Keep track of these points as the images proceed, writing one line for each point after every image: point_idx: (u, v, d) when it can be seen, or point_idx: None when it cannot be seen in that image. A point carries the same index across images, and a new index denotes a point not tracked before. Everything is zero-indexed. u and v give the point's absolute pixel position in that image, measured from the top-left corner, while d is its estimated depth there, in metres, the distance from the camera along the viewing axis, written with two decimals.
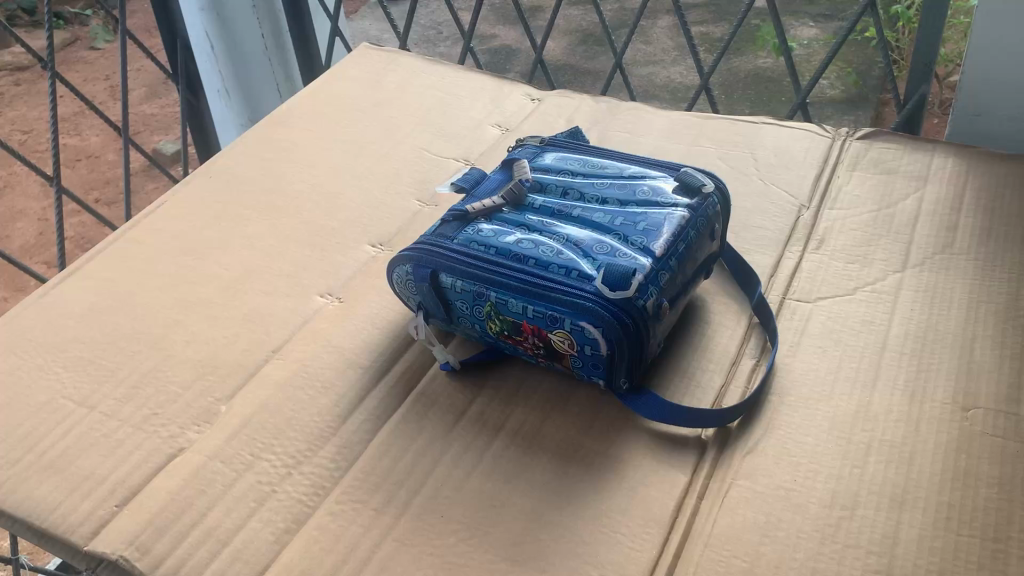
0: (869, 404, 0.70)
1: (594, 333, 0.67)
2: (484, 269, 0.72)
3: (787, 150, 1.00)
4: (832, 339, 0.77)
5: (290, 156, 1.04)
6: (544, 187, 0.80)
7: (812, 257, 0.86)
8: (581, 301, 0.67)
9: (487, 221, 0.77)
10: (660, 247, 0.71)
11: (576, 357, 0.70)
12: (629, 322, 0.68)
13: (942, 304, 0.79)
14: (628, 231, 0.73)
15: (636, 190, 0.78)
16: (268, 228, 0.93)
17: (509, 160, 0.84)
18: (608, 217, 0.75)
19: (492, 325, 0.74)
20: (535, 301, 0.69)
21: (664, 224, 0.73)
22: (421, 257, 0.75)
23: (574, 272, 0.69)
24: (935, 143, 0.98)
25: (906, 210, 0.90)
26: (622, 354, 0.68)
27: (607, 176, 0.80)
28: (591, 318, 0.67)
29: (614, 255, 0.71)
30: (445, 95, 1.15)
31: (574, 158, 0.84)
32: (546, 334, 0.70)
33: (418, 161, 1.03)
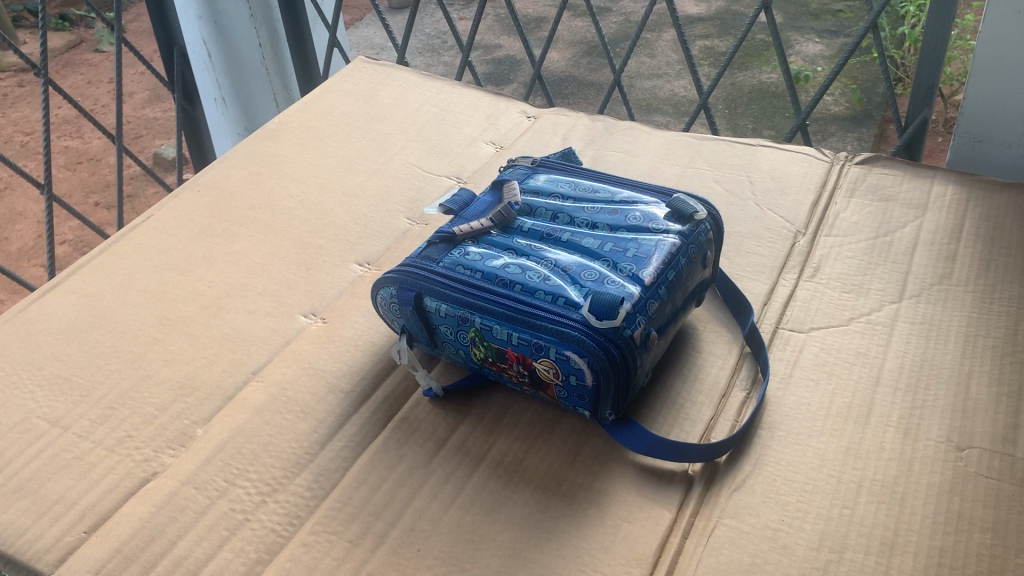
0: (861, 441, 0.68)
1: (579, 363, 0.66)
2: (469, 294, 0.70)
3: (785, 173, 0.98)
4: (825, 372, 0.75)
5: (279, 171, 1.02)
6: (533, 209, 0.79)
7: (807, 285, 0.84)
8: (567, 331, 0.66)
9: (474, 245, 0.75)
10: (650, 276, 0.69)
11: (561, 387, 0.69)
12: (616, 354, 0.66)
13: (939, 338, 0.77)
14: (617, 258, 0.72)
15: (627, 214, 0.76)
16: (254, 245, 0.91)
17: (500, 180, 0.82)
18: (597, 242, 0.73)
19: (477, 351, 0.72)
20: (520, 328, 0.68)
21: (654, 251, 0.72)
22: (405, 280, 0.73)
23: (560, 299, 0.68)
24: (935, 170, 0.96)
25: (904, 238, 0.88)
26: (609, 386, 0.66)
27: (598, 200, 0.79)
28: (577, 347, 0.66)
29: (602, 282, 0.69)
30: (439, 111, 1.14)
31: (565, 178, 0.82)
32: (531, 363, 0.69)
33: (409, 178, 1.01)
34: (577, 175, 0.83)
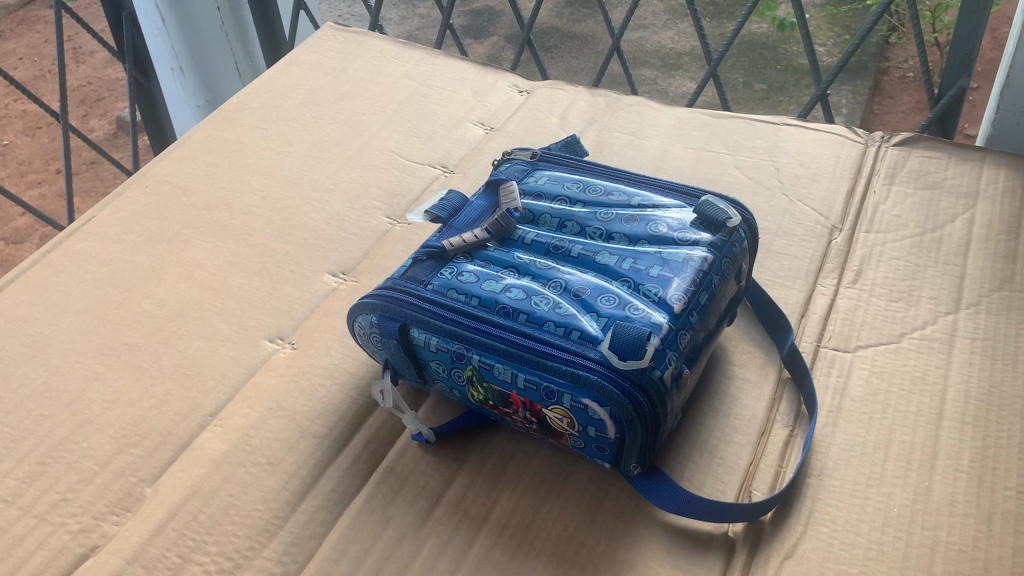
0: (928, 493, 0.58)
1: (599, 412, 0.55)
2: (464, 326, 0.59)
3: (814, 157, 0.87)
4: (878, 403, 0.65)
5: (239, 162, 0.89)
6: (536, 215, 0.67)
7: (848, 292, 0.74)
8: (584, 374, 0.55)
9: (468, 262, 0.63)
10: (679, 301, 0.58)
11: (577, 437, 0.58)
12: (643, 401, 0.55)
13: (1006, 358, 0.67)
14: (639, 277, 0.60)
15: (646, 221, 0.64)
16: (210, 253, 0.79)
17: (495, 179, 0.70)
18: (614, 257, 0.62)
19: (474, 392, 0.61)
20: (527, 369, 0.57)
21: (683, 269, 0.60)
22: (387, 307, 0.62)
23: (575, 334, 0.56)
24: (984, 151, 0.85)
25: (955, 234, 0.78)
26: (635, 439, 0.56)
27: (612, 203, 0.67)
28: (596, 394, 0.55)
29: (623, 309, 0.58)
30: (420, 86, 1.01)
31: (571, 175, 0.70)
32: (541, 409, 0.58)
33: (388, 168, 0.89)
34: (585, 171, 0.71)
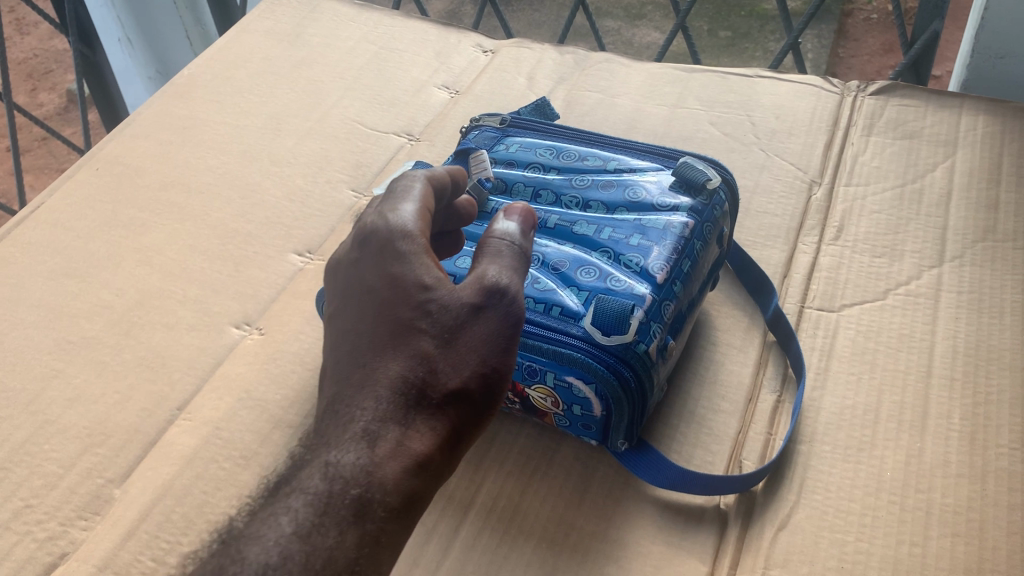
0: (921, 453, 0.57)
1: (584, 390, 0.53)
2: None
3: (789, 109, 0.85)
4: (865, 362, 0.63)
5: (194, 138, 0.85)
6: (509, 185, 0.64)
7: (830, 249, 0.72)
8: (567, 352, 0.53)
9: None
10: (662, 270, 0.56)
11: (562, 416, 0.56)
12: (629, 376, 0.53)
13: (992, 311, 0.66)
14: (619, 247, 0.58)
15: (624, 187, 0.62)
16: (169, 238, 0.76)
17: (463, 148, 0.67)
18: (592, 226, 0.60)
19: None
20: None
21: (664, 237, 0.58)
22: None
23: (555, 310, 0.54)
24: (961, 97, 0.83)
25: (935, 184, 0.76)
26: (622, 417, 0.54)
27: (587, 168, 0.64)
28: (580, 371, 0.53)
29: (604, 281, 0.56)
30: (380, 49, 0.97)
31: (543, 141, 0.67)
32: (523, 389, 0.56)
33: (351, 138, 0.86)
34: (558, 135, 0.68)
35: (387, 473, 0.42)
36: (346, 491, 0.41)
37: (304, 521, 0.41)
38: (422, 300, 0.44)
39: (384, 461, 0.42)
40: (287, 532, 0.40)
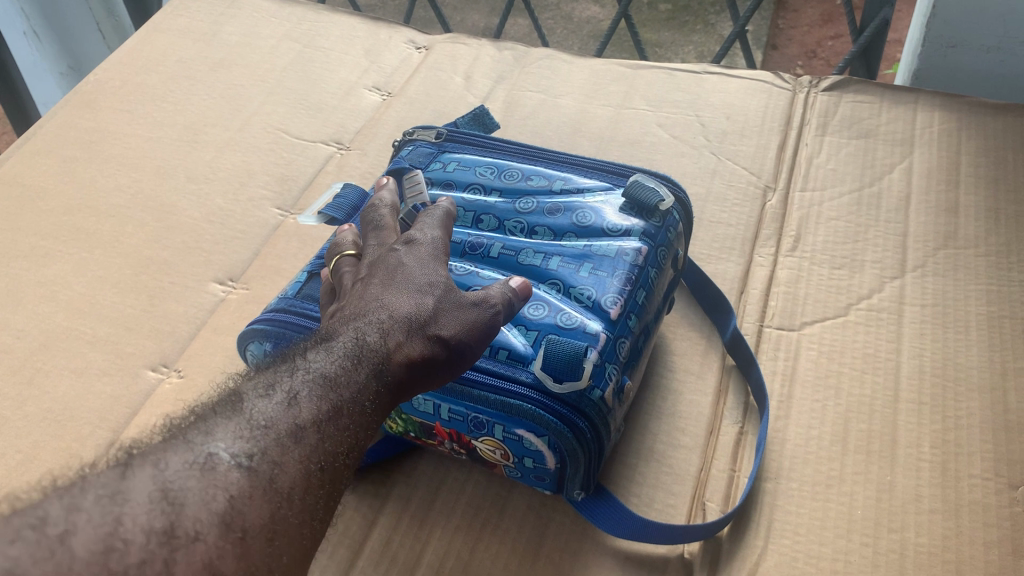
0: (892, 488, 0.54)
1: (535, 443, 0.48)
2: None
3: (740, 109, 0.81)
4: (830, 386, 0.60)
5: (102, 154, 0.78)
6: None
7: (788, 260, 0.69)
8: (516, 403, 0.47)
9: None
10: (616, 305, 0.51)
11: (512, 467, 0.51)
12: (584, 427, 0.48)
13: (958, 326, 0.63)
14: (568, 278, 0.53)
15: (572, 211, 0.57)
16: (75, 269, 0.69)
17: (397, 169, 0.62)
18: (538, 256, 0.55)
19: (394, 425, 0.54)
20: (450, 399, 0.49)
21: (616, 267, 0.53)
22: (282, 335, 0.53)
23: (502, 353, 0.49)
24: (916, 92, 0.80)
25: (893, 187, 0.73)
26: (577, 470, 0.49)
27: (531, 189, 0.59)
28: (531, 424, 0.47)
29: (554, 318, 0.50)
30: (304, 48, 0.90)
31: (483, 158, 0.62)
32: (469, 440, 0.51)
33: (276, 148, 0.79)
34: (499, 151, 0.63)
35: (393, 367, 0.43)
36: (369, 355, 0.42)
37: (339, 361, 0.41)
38: (443, 274, 0.46)
39: (397, 350, 0.43)
40: (324, 364, 0.41)
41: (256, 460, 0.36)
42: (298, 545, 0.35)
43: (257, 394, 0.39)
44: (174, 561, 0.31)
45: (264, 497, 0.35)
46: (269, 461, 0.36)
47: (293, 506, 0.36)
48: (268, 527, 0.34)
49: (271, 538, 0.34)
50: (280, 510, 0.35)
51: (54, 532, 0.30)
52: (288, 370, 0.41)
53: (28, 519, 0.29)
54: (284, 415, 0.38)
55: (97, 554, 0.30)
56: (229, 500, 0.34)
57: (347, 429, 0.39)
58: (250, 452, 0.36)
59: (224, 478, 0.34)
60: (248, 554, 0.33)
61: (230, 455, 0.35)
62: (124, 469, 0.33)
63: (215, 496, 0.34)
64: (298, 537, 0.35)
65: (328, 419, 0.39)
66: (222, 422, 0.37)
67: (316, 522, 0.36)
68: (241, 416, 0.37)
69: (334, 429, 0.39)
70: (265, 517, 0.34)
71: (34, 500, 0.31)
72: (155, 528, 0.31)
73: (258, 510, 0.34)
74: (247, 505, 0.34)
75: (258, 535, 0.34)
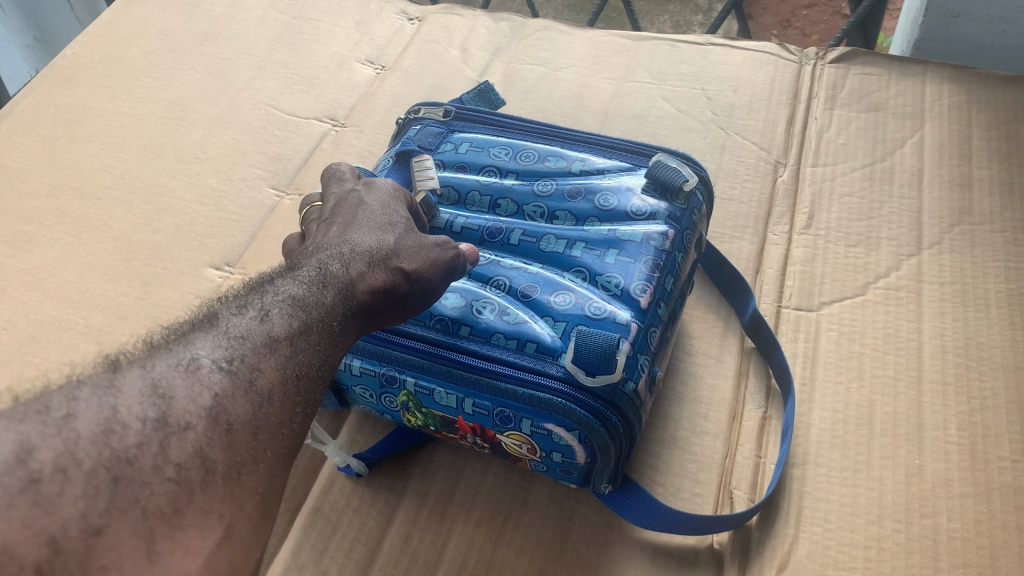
0: (921, 472, 0.53)
1: (565, 438, 0.46)
2: (392, 344, 0.49)
3: (747, 81, 0.79)
4: (853, 368, 0.59)
5: (84, 132, 0.74)
6: (463, 193, 0.57)
7: (802, 238, 0.67)
8: (545, 396, 0.45)
9: None
10: (645, 293, 0.49)
11: (539, 462, 0.49)
12: (616, 420, 0.46)
13: (978, 304, 0.62)
14: (595, 265, 0.51)
15: (593, 193, 0.55)
16: (62, 254, 0.65)
17: (405, 151, 0.58)
18: (562, 242, 0.52)
19: (412, 418, 0.51)
20: (474, 391, 0.47)
21: (643, 252, 0.51)
22: None
23: (530, 347, 0.47)
24: (925, 64, 0.78)
25: (905, 162, 0.72)
26: (608, 463, 0.47)
27: (548, 169, 0.57)
28: (561, 418, 0.45)
29: (582, 307, 0.48)
30: (292, 19, 0.87)
31: (497, 137, 0.60)
32: (495, 434, 0.48)
33: (269, 125, 0.76)
34: (512, 129, 0.60)
35: (357, 294, 0.44)
36: (335, 281, 0.43)
37: (307, 284, 0.43)
38: (403, 218, 0.49)
39: (361, 277, 0.44)
40: (292, 287, 0.42)
41: (236, 363, 0.36)
42: (282, 444, 0.35)
43: (232, 311, 0.39)
44: (167, 446, 0.32)
45: (247, 396, 0.35)
46: (248, 365, 0.36)
47: (274, 406, 0.36)
48: (252, 423, 0.35)
49: (255, 432, 0.34)
50: (262, 410, 0.35)
51: (57, 415, 0.31)
52: (261, 292, 0.41)
53: (31, 405, 0.31)
54: (259, 328, 0.39)
55: (97, 435, 0.31)
56: (214, 397, 0.34)
57: (320, 340, 0.40)
58: (229, 358, 0.36)
59: (207, 378, 0.35)
60: (234, 447, 0.34)
61: (211, 359, 0.36)
62: (112, 371, 0.34)
63: (200, 393, 0.34)
64: (282, 435, 0.36)
65: (300, 335, 0.39)
66: (200, 334, 0.37)
67: (295, 425, 0.36)
68: (218, 328, 0.38)
69: (309, 342, 0.40)
70: (249, 414, 0.35)
71: (39, 392, 0.32)
72: (148, 418, 0.32)
73: (241, 409, 0.35)
74: (230, 402, 0.34)
75: (243, 429, 0.34)
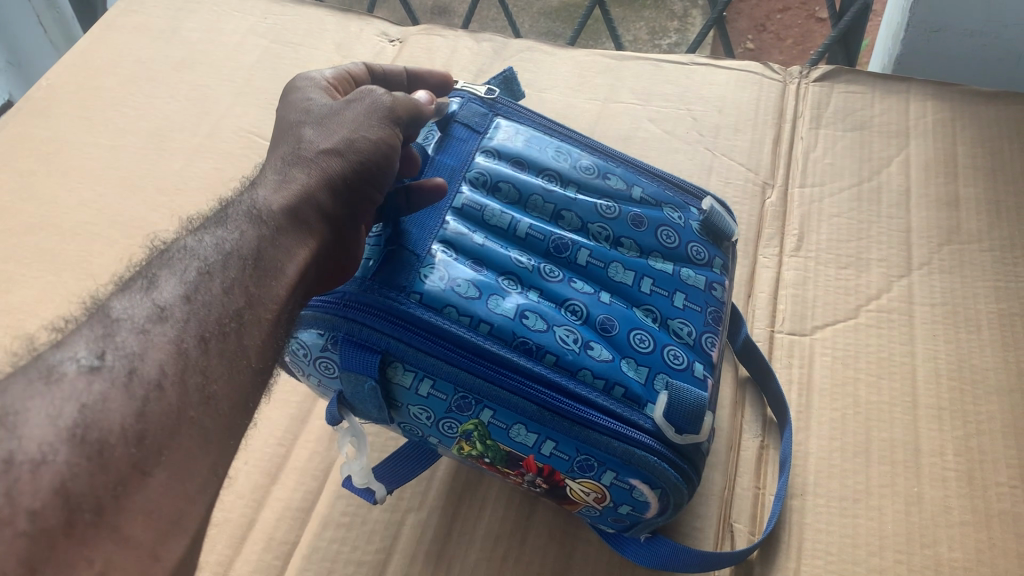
0: (920, 500, 0.53)
1: (644, 494, 0.45)
2: (475, 368, 0.43)
3: (732, 101, 0.79)
4: (849, 395, 0.58)
5: (61, 165, 0.73)
6: (524, 193, 0.51)
7: (793, 261, 0.67)
8: (639, 452, 0.43)
9: (454, 255, 0.46)
10: (714, 348, 0.50)
11: (594, 507, 0.47)
12: (693, 478, 0.46)
13: (969, 325, 0.62)
14: (664, 306, 0.50)
15: (656, 225, 0.53)
16: (41, 293, 0.64)
17: (445, 118, 0.53)
18: (631, 274, 0.50)
19: (466, 447, 0.46)
20: (561, 436, 0.43)
21: (706, 301, 0.52)
22: (354, 331, 0.43)
23: (617, 391, 0.44)
24: (908, 80, 0.78)
25: (892, 182, 0.72)
26: (670, 517, 0.47)
27: (605, 188, 0.54)
28: (646, 475, 0.44)
29: (663, 355, 0.47)
30: (271, 44, 0.85)
31: (547, 138, 0.56)
32: (563, 478, 0.45)
33: (251, 152, 0.75)
34: (559, 135, 0.57)
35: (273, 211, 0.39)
36: (243, 213, 0.39)
37: (212, 230, 0.38)
38: (320, 106, 0.45)
39: (277, 193, 0.40)
40: (192, 245, 0.37)
41: (112, 355, 0.30)
42: (183, 445, 0.30)
43: (120, 290, 0.34)
44: (14, 493, 0.26)
45: (128, 395, 0.29)
46: (128, 352, 0.31)
47: (166, 394, 0.30)
48: (137, 429, 0.29)
49: (140, 439, 0.29)
50: (151, 407, 0.30)
51: None
52: (154, 263, 0.36)
53: None
54: (148, 302, 0.33)
55: None
56: (80, 409, 0.28)
57: (228, 287, 0.35)
58: (104, 351, 0.30)
59: (72, 385, 0.29)
60: (111, 468, 0.28)
61: (81, 359, 0.30)
62: None
63: (61, 408, 0.28)
64: (184, 434, 0.30)
65: (197, 290, 0.34)
66: (74, 329, 0.32)
67: (200, 415, 0.31)
68: (101, 323, 0.32)
69: (210, 297, 0.34)
70: (130, 415, 0.29)
71: None
72: None
73: (119, 409, 0.29)
74: (104, 409, 0.29)
75: (123, 440, 0.28)
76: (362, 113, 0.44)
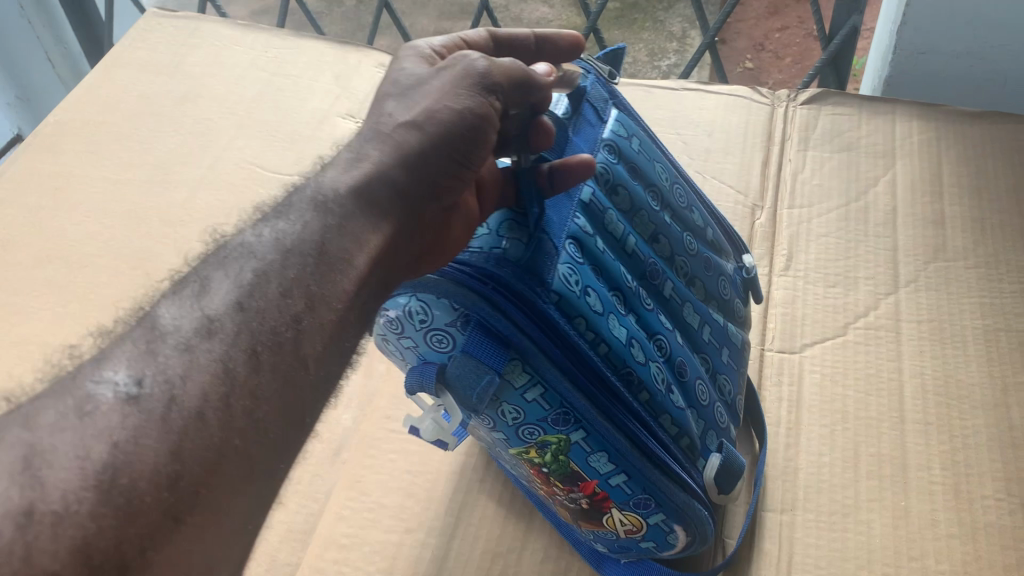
0: (908, 514, 0.54)
1: (675, 536, 0.47)
2: (586, 392, 0.42)
3: (722, 125, 0.81)
4: (837, 411, 0.60)
5: (69, 200, 0.75)
6: (634, 207, 0.50)
7: (782, 281, 0.69)
8: (689, 506, 0.45)
9: (587, 259, 0.44)
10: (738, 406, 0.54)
11: (611, 534, 0.48)
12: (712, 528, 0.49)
13: (955, 341, 0.63)
14: (714, 357, 0.53)
15: (718, 273, 0.56)
16: (50, 325, 0.66)
17: (578, 94, 0.51)
18: (695, 316, 0.52)
19: (532, 453, 0.44)
20: (636, 474, 0.43)
21: (734, 352, 0.56)
22: (486, 324, 0.39)
23: (684, 441, 0.46)
24: (894, 101, 0.80)
25: (879, 201, 0.73)
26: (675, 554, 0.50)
27: (685, 222, 0.55)
28: (684, 523, 0.46)
29: (711, 410, 0.50)
30: (272, 76, 0.88)
31: (654, 155, 0.55)
32: (609, 508, 0.46)
33: (252, 182, 0.77)
34: (657, 151, 0.56)
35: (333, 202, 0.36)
36: (298, 206, 0.36)
37: (265, 228, 0.35)
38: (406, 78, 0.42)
39: (337, 182, 0.37)
40: (245, 248, 0.34)
41: (153, 381, 0.29)
42: (216, 477, 0.28)
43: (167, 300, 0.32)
44: (30, 552, 0.24)
45: (164, 429, 0.28)
46: (167, 377, 0.29)
47: (205, 425, 0.29)
48: (171, 463, 0.27)
49: (173, 477, 0.27)
50: (189, 437, 0.28)
51: None
52: (201, 270, 0.34)
53: None
54: (194, 317, 0.31)
55: None
56: (113, 448, 0.27)
57: (279, 295, 0.33)
58: (144, 375, 0.29)
59: (106, 417, 0.27)
60: (137, 511, 0.26)
61: (122, 385, 0.29)
62: None
63: (94, 444, 0.27)
64: (217, 465, 0.28)
65: (245, 301, 0.32)
66: (116, 346, 0.30)
67: (239, 441, 0.29)
68: (146, 340, 0.30)
69: (265, 303, 0.32)
70: (165, 450, 0.27)
71: None
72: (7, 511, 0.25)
73: (154, 444, 0.27)
74: (137, 445, 0.27)
75: (155, 477, 0.27)
76: (451, 82, 0.40)
